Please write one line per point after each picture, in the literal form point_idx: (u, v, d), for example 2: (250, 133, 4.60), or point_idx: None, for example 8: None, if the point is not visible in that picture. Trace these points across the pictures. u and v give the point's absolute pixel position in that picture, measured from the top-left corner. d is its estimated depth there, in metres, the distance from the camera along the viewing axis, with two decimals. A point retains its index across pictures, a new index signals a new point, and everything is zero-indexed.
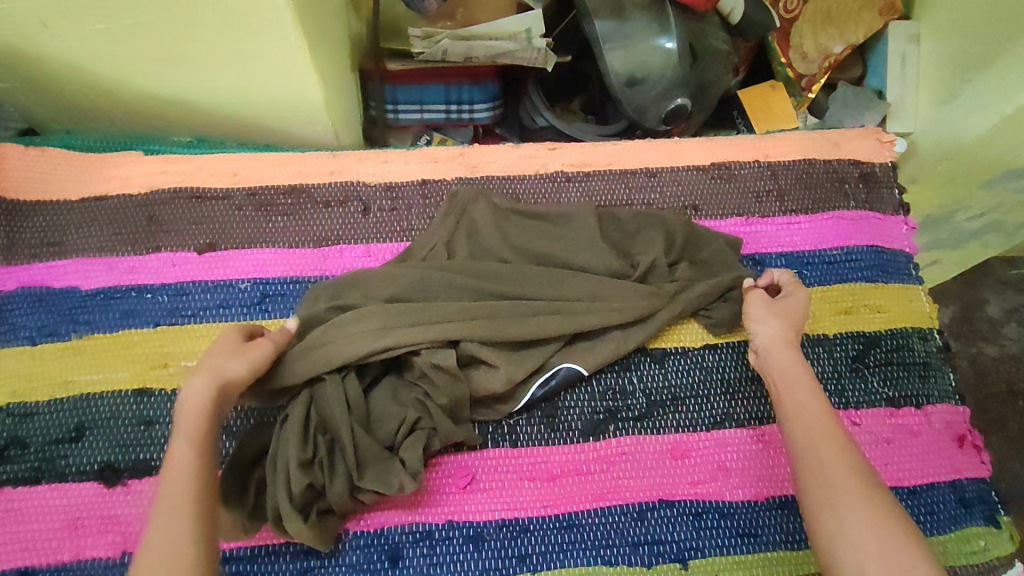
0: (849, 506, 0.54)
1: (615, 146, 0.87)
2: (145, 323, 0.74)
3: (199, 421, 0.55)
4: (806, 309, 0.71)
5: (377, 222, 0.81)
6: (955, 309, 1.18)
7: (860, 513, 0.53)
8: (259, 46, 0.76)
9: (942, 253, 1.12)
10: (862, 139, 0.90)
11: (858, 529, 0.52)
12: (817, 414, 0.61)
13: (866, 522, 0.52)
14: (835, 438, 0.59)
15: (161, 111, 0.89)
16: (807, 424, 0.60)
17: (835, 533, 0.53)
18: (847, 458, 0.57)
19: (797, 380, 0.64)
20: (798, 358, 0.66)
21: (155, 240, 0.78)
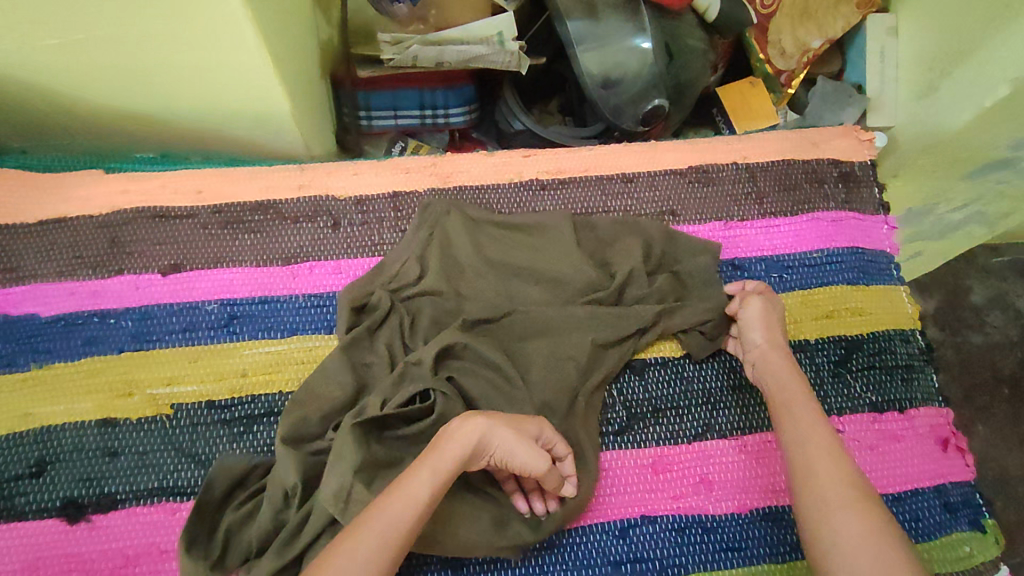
0: (856, 537, 0.52)
1: (591, 152, 0.85)
2: (107, 350, 0.71)
3: (443, 466, 0.54)
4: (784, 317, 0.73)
5: (347, 238, 0.79)
6: (938, 298, 1.19)
7: (868, 547, 0.51)
8: (219, 57, 0.73)
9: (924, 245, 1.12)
10: (841, 138, 0.89)
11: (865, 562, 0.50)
12: (823, 441, 0.59)
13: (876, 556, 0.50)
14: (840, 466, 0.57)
15: (122, 126, 0.86)
16: (808, 451, 0.59)
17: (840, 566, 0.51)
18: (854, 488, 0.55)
19: (802, 407, 0.63)
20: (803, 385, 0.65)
21: (118, 262, 0.75)
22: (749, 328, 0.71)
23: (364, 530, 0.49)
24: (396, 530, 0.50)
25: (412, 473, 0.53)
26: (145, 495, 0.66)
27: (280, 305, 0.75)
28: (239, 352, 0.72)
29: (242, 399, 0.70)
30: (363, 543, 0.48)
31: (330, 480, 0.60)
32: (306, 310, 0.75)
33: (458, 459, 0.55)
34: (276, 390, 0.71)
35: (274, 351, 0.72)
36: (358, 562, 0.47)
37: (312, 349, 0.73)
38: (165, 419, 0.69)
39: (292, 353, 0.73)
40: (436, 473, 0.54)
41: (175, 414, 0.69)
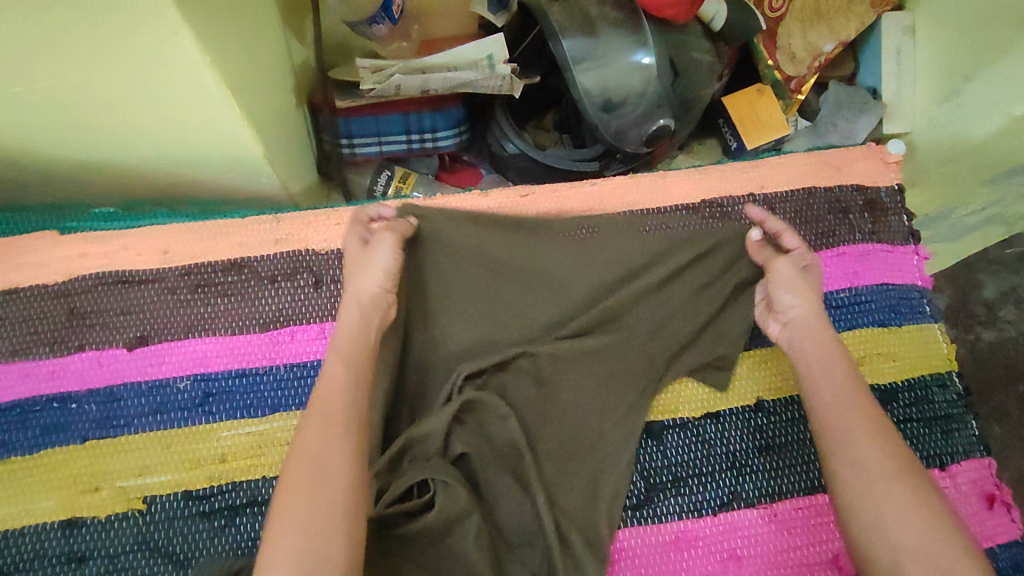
0: (885, 490, 0.49)
1: (595, 187, 0.78)
2: (70, 439, 0.64)
3: (354, 342, 0.57)
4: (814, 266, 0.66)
5: (331, 297, 0.72)
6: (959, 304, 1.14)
7: (895, 498, 0.48)
8: (179, 103, 0.65)
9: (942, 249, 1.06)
10: (864, 159, 0.82)
11: (897, 515, 0.48)
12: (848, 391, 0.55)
13: (909, 512, 0.48)
14: (870, 418, 0.53)
15: (77, 177, 0.78)
16: (849, 422, 0.53)
17: (870, 525, 0.48)
18: (880, 438, 0.52)
19: (823, 351, 0.59)
20: (825, 322, 0.61)
21: (78, 337, 0.68)
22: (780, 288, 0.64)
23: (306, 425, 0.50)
24: (335, 409, 0.51)
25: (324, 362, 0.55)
26: None
27: (259, 378, 0.68)
28: (216, 435, 0.65)
29: (221, 487, 0.64)
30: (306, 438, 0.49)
31: None
32: (289, 383, 0.68)
33: (356, 318, 0.59)
34: (259, 476, 0.64)
35: (255, 431, 0.66)
36: (311, 457, 0.48)
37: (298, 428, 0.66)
38: (137, 515, 0.62)
39: (276, 433, 0.66)
40: (347, 352, 0.56)
41: (148, 509, 0.63)
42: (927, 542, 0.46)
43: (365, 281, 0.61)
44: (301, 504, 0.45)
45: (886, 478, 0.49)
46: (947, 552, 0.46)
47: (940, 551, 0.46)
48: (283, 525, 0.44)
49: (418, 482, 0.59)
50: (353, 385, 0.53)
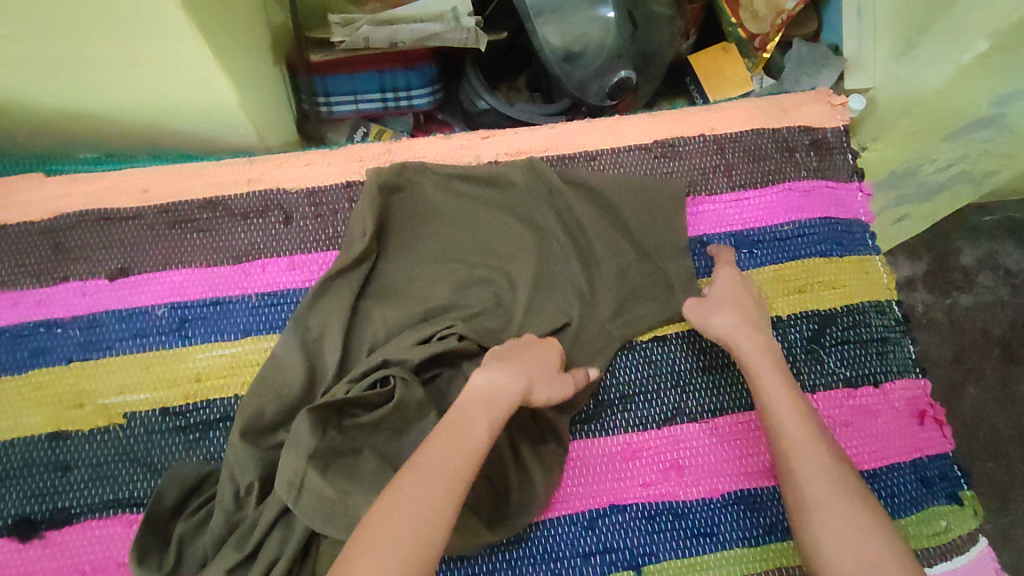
0: (827, 502, 0.52)
1: (552, 129, 0.82)
2: (55, 361, 0.69)
3: (498, 417, 0.56)
4: (740, 288, 0.71)
5: (300, 232, 0.76)
6: (929, 261, 1.18)
7: (838, 510, 0.52)
8: (155, 50, 0.69)
9: (911, 208, 1.12)
10: (813, 103, 0.85)
11: (839, 528, 0.51)
12: (791, 413, 0.59)
13: (849, 520, 0.51)
14: (811, 438, 0.57)
15: (60, 125, 0.82)
16: (797, 453, 0.56)
17: (816, 534, 0.51)
18: (821, 458, 0.55)
19: (766, 376, 0.63)
20: (765, 349, 0.65)
21: (63, 269, 0.72)
22: (705, 321, 0.70)
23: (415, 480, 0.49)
24: (473, 438, 0.53)
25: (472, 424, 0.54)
26: (99, 508, 0.64)
27: (232, 305, 0.72)
28: (192, 356, 0.70)
29: (196, 405, 0.68)
30: (414, 495, 0.48)
31: (285, 467, 0.56)
32: (259, 310, 0.72)
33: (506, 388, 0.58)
34: (231, 394, 0.69)
35: (228, 353, 0.70)
36: (419, 517, 0.47)
37: (268, 350, 0.71)
38: (118, 429, 0.67)
39: (247, 355, 0.71)
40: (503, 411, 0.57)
41: (128, 424, 0.67)
42: (869, 547, 0.49)
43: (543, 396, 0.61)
44: (383, 550, 0.45)
45: (828, 492, 0.53)
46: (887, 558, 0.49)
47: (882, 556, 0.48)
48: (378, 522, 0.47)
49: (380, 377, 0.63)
50: (471, 456, 0.52)
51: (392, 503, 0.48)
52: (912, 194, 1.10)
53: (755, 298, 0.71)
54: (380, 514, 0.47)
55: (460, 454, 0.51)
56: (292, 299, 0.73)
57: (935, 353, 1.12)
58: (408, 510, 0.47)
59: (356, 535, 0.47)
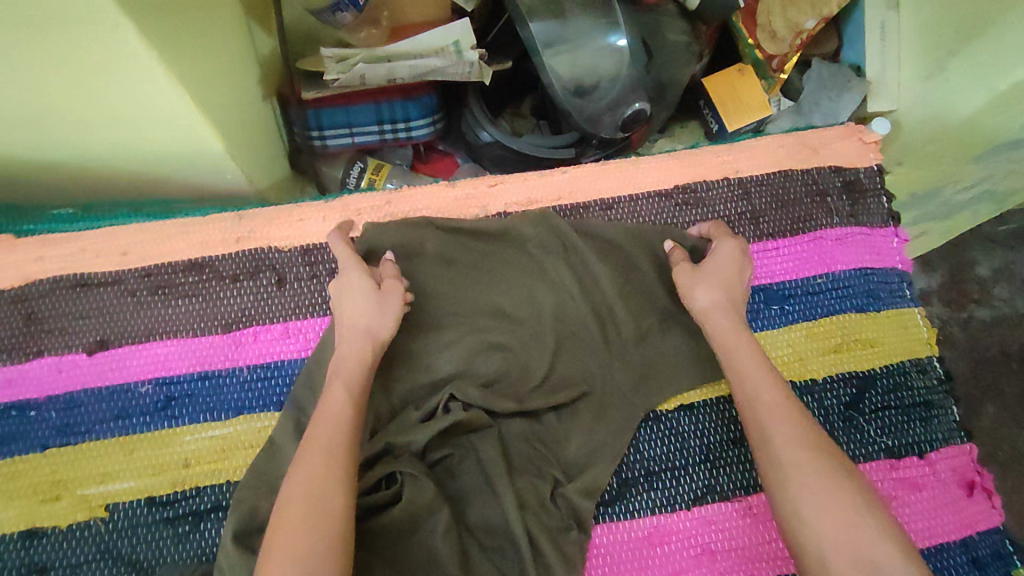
0: (803, 479, 0.50)
1: (565, 175, 0.76)
2: (29, 448, 0.63)
3: (355, 377, 0.56)
4: (730, 260, 0.65)
5: (295, 296, 0.70)
6: (942, 274, 1.08)
7: (816, 486, 0.49)
8: (131, 100, 0.63)
9: (931, 225, 1.04)
10: (843, 140, 0.80)
11: (814, 504, 0.49)
12: (764, 390, 0.56)
13: (815, 477, 0.50)
14: (786, 414, 0.54)
15: (31, 178, 0.75)
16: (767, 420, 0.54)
17: (793, 511, 0.49)
18: (797, 435, 0.52)
19: (738, 351, 0.59)
20: (739, 324, 0.61)
21: (36, 343, 0.67)
22: (687, 291, 0.65)
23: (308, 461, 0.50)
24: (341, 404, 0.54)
25: (330, 394, 0.55)
26: None
27: (222, 381, 0.66)
28: (179, 439, 0.64)
29: (185, 493, 0.63)
30: (310, 475, 0.49)
31: None
32: (252, 385, 0.66)
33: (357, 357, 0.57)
34: (223, 480, 0.63)
35: (218, 435, 0.65)
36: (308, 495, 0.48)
37: (261, 430, 0.65)
38: (100, 523, 0.61)
39: (239, 436, 0.65)
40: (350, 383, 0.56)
41: (110, 517, 0.62)
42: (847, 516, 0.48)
43: (382, 323, 0.60)
44: (302, 532, 0.46)
45: (805, 470, 0.50)
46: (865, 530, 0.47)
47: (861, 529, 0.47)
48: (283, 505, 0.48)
49: (384, 474, 0.56)
50: (352, 421, 0.53)
51: (290, 495, 0.48)
52: (935, 212, 1.03)
53: (745, 275, 0.65)
54: (289, 502, 0.48)
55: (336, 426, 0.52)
56: (287, 371, 0.67)
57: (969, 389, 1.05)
58: (307, 494, 0.48)
59: (271, 530, 0.47)
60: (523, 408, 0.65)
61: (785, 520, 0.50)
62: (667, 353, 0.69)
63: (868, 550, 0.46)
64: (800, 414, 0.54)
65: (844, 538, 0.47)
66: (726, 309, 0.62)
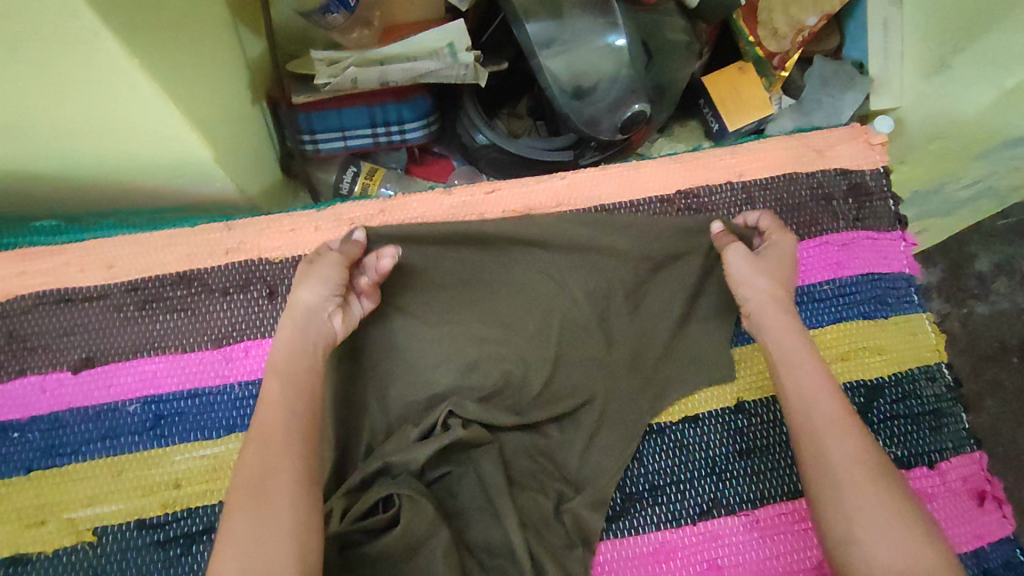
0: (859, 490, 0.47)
1: (564, 180, 0.74)
2: (13, 470, 0.61)
3: (289, 363, 0.53)
4: (777, 259, 0.63)
5: (287, 309, 0.68)
6: (943, 269, 1.07)
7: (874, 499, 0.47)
8: (113, 108, 0.61)
9: (932, 222, 1.03)
10: (848, 141, 0.78)
11: (873, 517, 0.46)
12: (821, 392, 0.52)
13: (870, 492, 0.47)
14: (842, 420, 0.50)
15: (12, 189, 0.73)
16: (822, 427, 0.50)
17: (848, 527, 0.46)
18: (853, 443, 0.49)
19: (795, 348, 0.55)
20: (791, 322, 0.58)
21: (19, 362, 0.64)
22: (739, 277, 0.62)
23: (249, 451, 0.48)
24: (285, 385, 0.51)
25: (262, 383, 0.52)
26: None
27: (213, 398, 0.64)
28: (169, 459, 0.62)
29: (175, 515, 0.61)
30: (254, 468, 0.46)
31: None
32: (244, 402, 0.65)
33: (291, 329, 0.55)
34: (216, 501, 0.61)
35: (210, 454, 0.63)
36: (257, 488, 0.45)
37: None
38: (88, 548, 0.59)
39: (231, 455, 0.63)
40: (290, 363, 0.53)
41: (99, 541, 0.60)
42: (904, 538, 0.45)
43: (305, 292, 0.57)
44: (247, 521, 0.43)
45: (862, 481, 0.47)
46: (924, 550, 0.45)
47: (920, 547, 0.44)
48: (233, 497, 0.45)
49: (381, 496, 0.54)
50: (291, 404, 0.50)
51: (234, 489, 0.46)
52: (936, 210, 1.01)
53: (795, 273, 0.63)
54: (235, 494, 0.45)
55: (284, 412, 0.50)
56: None
57: (971, 389, 1.04)
58: (248, 483, 0.46)
59: (220, 527, 0.44)
60: (523, 422, 0.63)
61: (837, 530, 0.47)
62: (671, 364, 0.67)
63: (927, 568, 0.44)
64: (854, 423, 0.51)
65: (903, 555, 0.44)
66: (778, 304, 0.59)
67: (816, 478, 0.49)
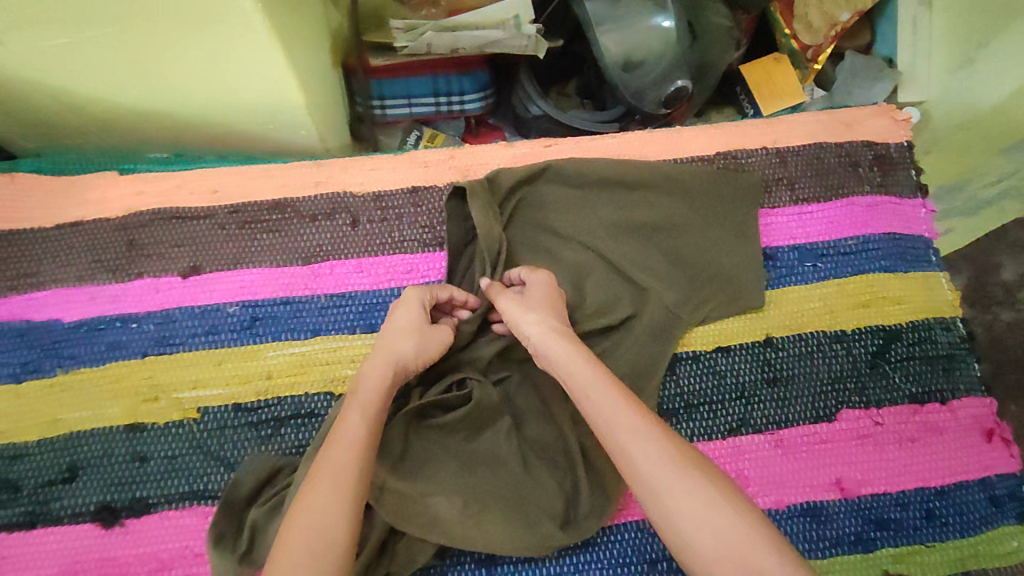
0: (675, 485, 0.49)
1: (615, 139, 0.83)
2: (131, 354, 0.71)
3: (374, 405, 0.55)
4: (551, 286, 0.67)
5: (367, 235, 0.77)
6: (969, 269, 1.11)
7: (693, 495, 0.49)
8: (229, 52, 0.69)
9: (957, 222, 1.05)
10: (875, 118, 0.86)
11: (692, 512, 0.48)
12: (615, 411, 0.54)
13: (680, 489, 0.49)
14: (643, 433, 0.53)
15: (132, 123, 0.83)
16: (624, 444, 0.52)
17: (674, 528, 0.49)
18: (659, 443, 0.52)
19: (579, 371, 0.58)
20: (573, 347, 0.60)
21: (137, 266, 0.74)
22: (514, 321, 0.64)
23: (317, 487, 0.50)
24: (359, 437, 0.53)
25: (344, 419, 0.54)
26: (176, 499, 0.66)
27: (301, 305, 0.74)
28: (263, 354, 0.71)
29: (268, 402, 0.70)
30: (318, 508, 0.48)
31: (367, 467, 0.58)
32: (328, 310, 0.74)
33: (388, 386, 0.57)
34: (301, 392, 0.70)
35: (297, 352, 0.72)
36: (320, 524, 0.48)
37: (337, 349, 0.72)
38: (192, 423, 0.69)
39: (316, 354, 0.72)
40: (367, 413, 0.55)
41: (202, 418, 0.69)
42: (728, 530, 0.47)
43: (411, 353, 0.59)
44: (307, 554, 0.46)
45: (675, 473, 0.50)
46: (757, 542, 0.47)
47: (741, 537, 0.47)
48: (298, 525, 0.48)
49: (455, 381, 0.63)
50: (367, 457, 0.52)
51: (294, 527, 0.48)
52: (960, 209, 1.05)
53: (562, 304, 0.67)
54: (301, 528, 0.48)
55: (354, 451, 0.52)
56: (360, 301, 0.74)
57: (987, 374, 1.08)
58: (310, 515, 0.48)
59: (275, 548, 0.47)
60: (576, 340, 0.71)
61: (671, 537, 0.48)
62: (710, 301, 0.75)
63: (756, 559, 0.45)
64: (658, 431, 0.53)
65: (726, 548, 0.46)
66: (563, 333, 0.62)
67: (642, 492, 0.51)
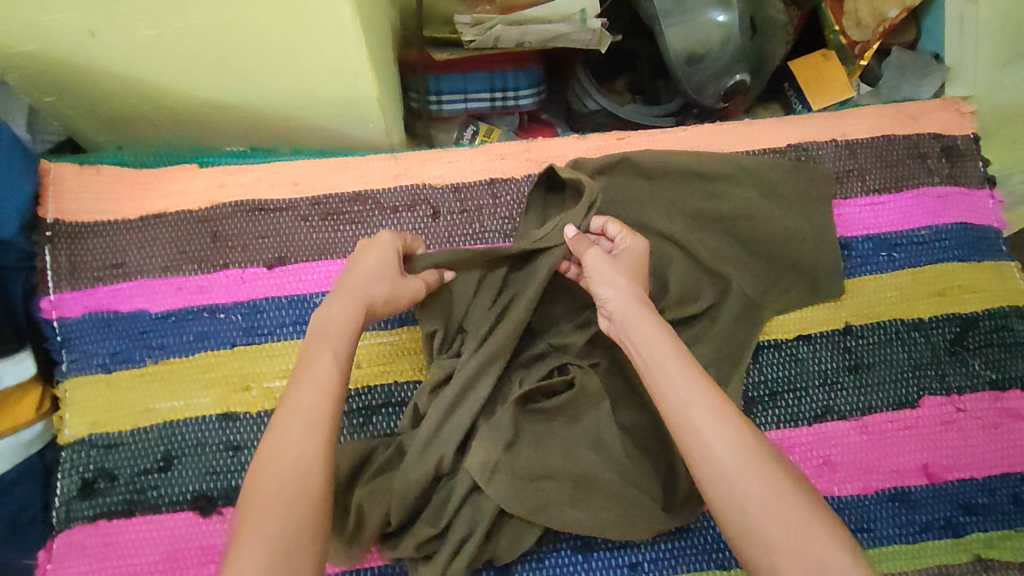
0: (748, 472, 0.48)
1: (686, 132, 0.84)
2: (220, 344, 0.71)
3: (342, 347, 0.56)
4: (642, 256, 0.65)
5: (448, 226, 0.78)
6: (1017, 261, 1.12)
7: (764, 483, 0.48)
8: (318, 44, 0.70)
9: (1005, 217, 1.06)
10: (941, 110, 0.87)
11: (764, 500, 0.47)
12: (688, 389, 0.53)
13: (751, 474, 0.48)
14: (717, 415, 0.51)
15: (207, 115, 0.83)
16: (695, 422, 0.51)
17: (740, 511, 0.47)
18: (733, 425, 0.51)
19: (657, 345, 0.56)
20: (653, 321, 0.59)
21: (222, 257, 0.75)
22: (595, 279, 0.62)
23: (275, 442, 0.50)
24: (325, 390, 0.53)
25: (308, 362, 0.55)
26: None
27: None
28: None
29: (359, 391, 0.70)
30: (279, 461, 0.49)
31: (475, 451, 0.59)
32: None
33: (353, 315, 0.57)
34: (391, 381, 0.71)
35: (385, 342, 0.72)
36: (282, 478, 0.48)
37: None
38: None
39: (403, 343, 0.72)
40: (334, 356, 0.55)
41: None
42: (801, 521, 0.46)
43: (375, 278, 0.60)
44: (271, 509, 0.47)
45: (747, 460, 0.49)
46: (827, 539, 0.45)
47: (814, 530, 0.46)
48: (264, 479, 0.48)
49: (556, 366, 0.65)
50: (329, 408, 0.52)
51: (262, 479, 0.49)
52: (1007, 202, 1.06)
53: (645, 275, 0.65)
54: (264, 497, 0.48)
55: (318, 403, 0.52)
56: None
57: None
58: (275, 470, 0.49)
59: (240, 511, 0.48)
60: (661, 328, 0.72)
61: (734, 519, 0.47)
62: (789, 290, 0.76)
63: (824, 554, 0.44)
64: (732, 415, 0.52)
65: (797, 540, 0.45)
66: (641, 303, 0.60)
67: (707, 472, 0.50)
